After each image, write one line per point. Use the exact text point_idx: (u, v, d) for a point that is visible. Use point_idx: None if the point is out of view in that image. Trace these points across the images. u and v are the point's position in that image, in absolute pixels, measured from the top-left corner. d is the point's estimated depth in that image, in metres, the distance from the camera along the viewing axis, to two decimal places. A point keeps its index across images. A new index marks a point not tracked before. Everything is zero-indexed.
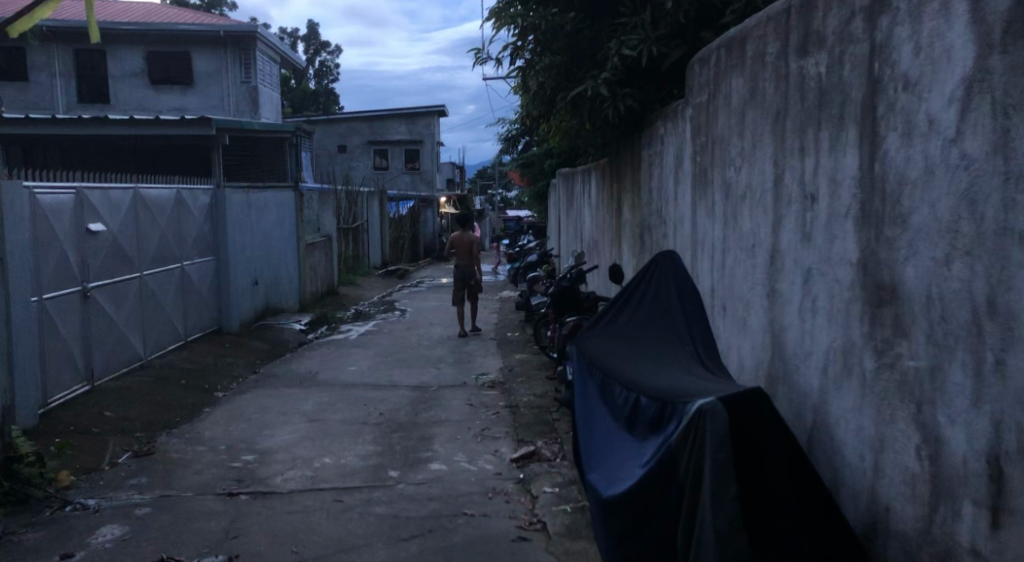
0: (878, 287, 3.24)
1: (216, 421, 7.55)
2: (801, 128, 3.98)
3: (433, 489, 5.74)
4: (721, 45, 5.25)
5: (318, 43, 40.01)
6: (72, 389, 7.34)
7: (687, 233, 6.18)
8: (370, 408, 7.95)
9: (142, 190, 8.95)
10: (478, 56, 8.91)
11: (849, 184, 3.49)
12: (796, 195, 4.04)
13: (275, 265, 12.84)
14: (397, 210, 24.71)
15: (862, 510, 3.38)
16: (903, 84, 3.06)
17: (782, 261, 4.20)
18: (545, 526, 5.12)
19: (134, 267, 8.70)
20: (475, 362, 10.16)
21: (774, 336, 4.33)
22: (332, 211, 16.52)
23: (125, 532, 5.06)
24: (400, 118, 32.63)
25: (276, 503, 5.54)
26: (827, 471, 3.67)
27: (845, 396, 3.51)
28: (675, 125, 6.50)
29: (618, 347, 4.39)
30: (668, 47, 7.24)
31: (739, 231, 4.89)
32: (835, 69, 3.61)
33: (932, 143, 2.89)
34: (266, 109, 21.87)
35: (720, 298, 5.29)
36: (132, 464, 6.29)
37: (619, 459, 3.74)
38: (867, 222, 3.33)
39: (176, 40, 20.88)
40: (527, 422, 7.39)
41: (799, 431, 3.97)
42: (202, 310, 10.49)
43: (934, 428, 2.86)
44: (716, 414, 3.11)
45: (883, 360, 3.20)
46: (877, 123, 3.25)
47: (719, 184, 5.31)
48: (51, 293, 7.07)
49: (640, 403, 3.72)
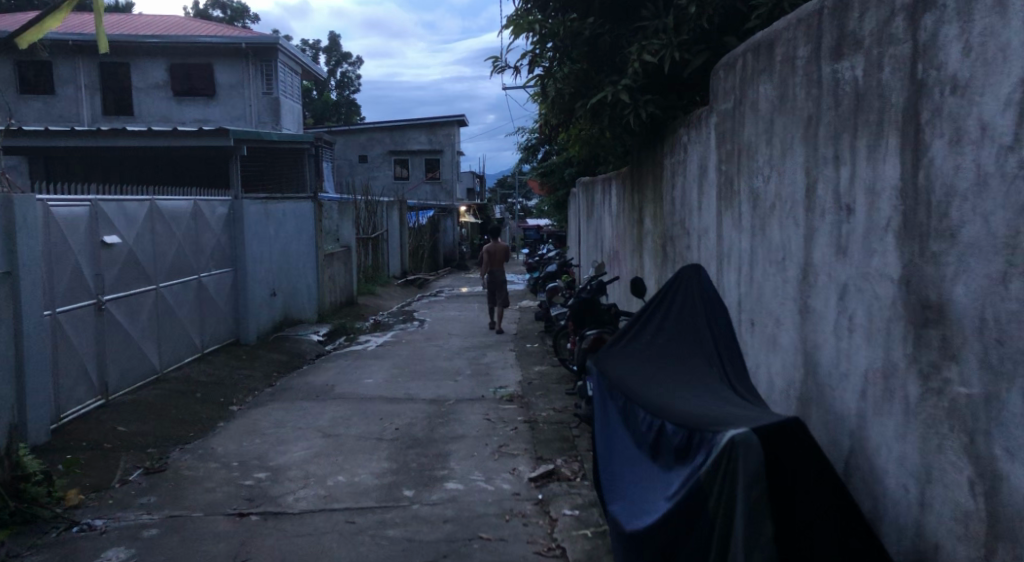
0: (923, 305, 3.01)
1: (230, 435, 7.39)
2: (835, 135, 3.75)
3: (447, 510, 5.54)
4: (748, 49, 5.02)
5: (339, 55, 40.17)
6: (85, 403, 7.20)
7: (712, 245, 5.95)
8: (386, 422, 7.76)
9: (159, 202, 8.84)
10: (496, 65, 8.73)
11: (889, 194, 3.26)
12: (830, 206, 3.81)
13: (294, 275, 12.71)
14: (418, 219, 24.60)
15: (907, 545, 3.13)
16: (952, 86, 2.83)
17: (816, 275, 3.97)
18: (564, 552, 4.89)
19: (150, 279, 8.58)
20: (493, 374, 9.96)
21: (807, 355, 4.09)
22: (351, 220, 16.38)
23: (130, 555, 4.89)
24: (420, 127, 32.58)
25: (287, 524, 5.36)
26: (866, 500, 3.43)
27: (886, 422, 3.27)
28: (698, 134, 6.29)
29: (641, 368, 4.18)
30: (691, 52, 7.03)
31: (768, 243, 4.65)
32: (873, 71, 3.38)
33: (986, 151, 2.66)
34: (288, 119, 21.87)
35: (748, 312, 5.07)
36: (142, 481, 6.13)
37: (643, 488, 3.53)
38: (910, 235, 3.10)
39: (199, 52, 20.89)
40: (546, 438, 7.18)
41: (835, 457, 3.73)
42: (219, 322, 10.36)
43: (989, 462, 2.62)
44: (750, 446, 2.89)
45: (929, 385, 2.97)
46: (921, 129, 3.02)
47: (746, 193, 5.09)
48: (64, 306, 6.95)
49: (664, 429, 3.49)
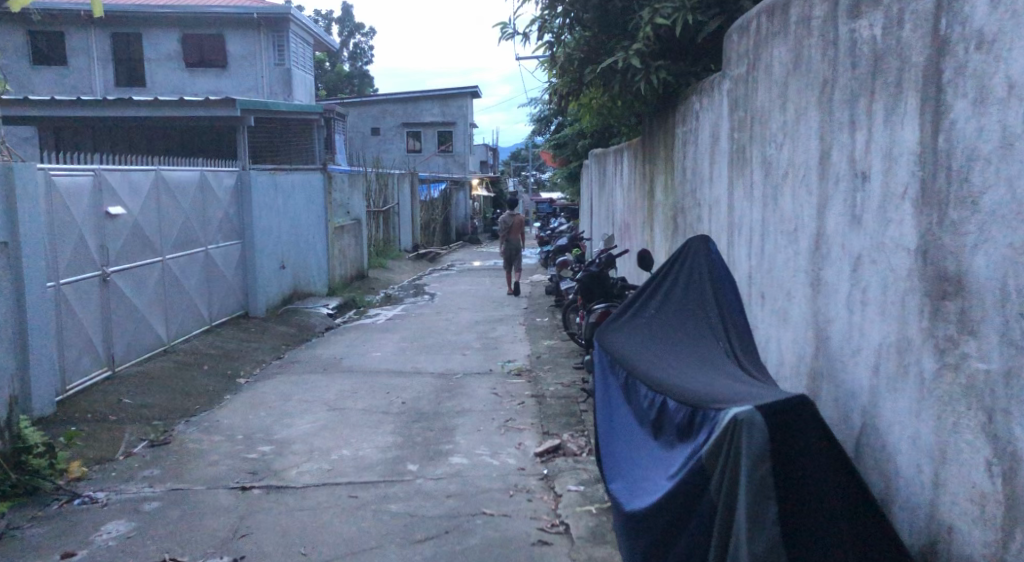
0: (941, 277, 2.86)
1: (236, 408, 7.33)
2: (852, 99, 3.58)
3: (451, 485, 5.45)
4: (762, 11, 4.83)
5: (352, 25, 39.93)
6: (92, 374, 7.15)
7: (723, 217, 5.78)
8: (392, 396, 7.68)
9: (165, 171, 8.73)
10: (504, 31, 8.54)
11: (906, 160, 3.10)
12: (845, 173, 3.65)
13: (304, 249, 12.61)
14: (430, 192, 24.42)
15: (919, 528, 3.01)
16: (977, 42, 2.66)
17: (828, 246, 3.82)
18: (568, 529, 4.80)
19: (156, 250, 8.49)
20: (503, 348, 9.85)
21: (818, 329, 3.95)
22: (362, 192, 16.21)
23: (130, 529, 4.82)
24: (433, 99, 32.36)
25: (289, 498, 5.28)
26: (877, 481, 3.30)
27: (899, 400, 3.14)
28: (710, 101, 6.10)
29: (644, 342, 4.05)
30: (705, 17, 6.92)
31: (780, 214, 4.49)
32: (893, 28, 3.21)
33: (1012, 110, 2.50)
34: (300, 91, 21.69)
35: (759, 285, 4.92)
36: (146, 454, 6.07)
37: (644, 468, 3.43)
38: (929, 202, 2.95)
39: (210, 22, 20.68)
40: (554, 413, 7.07)
41: (845, 435, 3.60)
42: (227, 294, 10.28)
43: (1008, 442, 2.49)
44: (754, 426, 2.78)
45: (946, 359, 2.83)
46: (943, 89, 2.86)
47: (758, 162, 4.92)
48: (68, 277, 6.86)
49: (666, 406, 3.38)
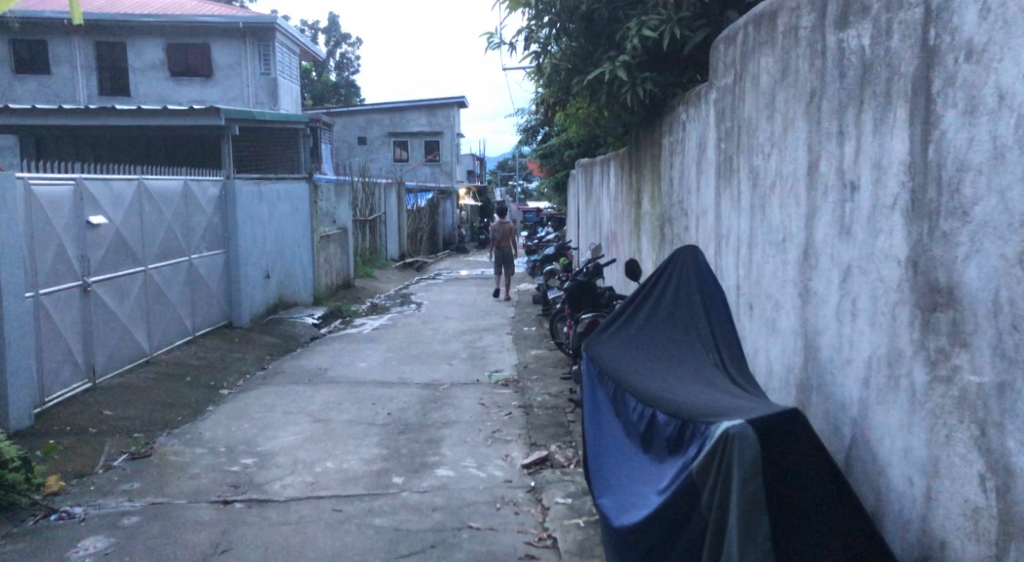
0: (932, 288, 2.83)
1: (218, 420, 7.23)
2: (840, 109, 3.56)
3: (438, 498, 5.38)
4: (748, 22, 4.82)
5: (339, 34, 39.91)
6: (71, 386, 7.04)
7: (710, 227, 5.76)
8: (378, 407, 7.60)
9: (148, 181, 8.62)
10: (491, 41, 8.51)
11: (896, 170, 3.07)
12: (833, 183, 3.62)
13: (289, 258, 12.52)
14: (417, 202, 24.35)
15: (911, 542, 2.97)
16: (967, 52, 2.64)
17: (817, 257, 3.79)
18: (556, 542, 4.73)
19: (138, 260, 8.39)
20: (490, 358, 9.79)
21: (807, 340, 3.91)
22: (348, 202, 16.13)
23: (108, 545, 4.72)
24: (420, 109, 32.33)
25: (272, 512, 5.20)
26: (868, 495, 3.26)
27: (890, 412, 3.10)
28: (697, 111, 6.09)
29: (632, 353, 4.01)
30: (692, 29, 6.92)
31: (769, 224, 4.46)
32: (881, 39, 3.20)
33: (1003, 120, 2.48)
34: (285, 100, 21.57)
35: (746, 295, 4.89)
36: (127, 467, 5.97)
37: (633, 483, 3.38)
38: (919, 213, 2.92)
39: (196, 32, 20.57)
40: (541, 424, 7.01)
41: (836, 447, 3.56)
42: (211, 304, 10.17)
43: (1001, 457, 2.45)
44: (745, 441, 2.74)
45: (937, 372, 2.79)
46: (932, 100, 2.84)
47: (745, 173, 4.90)
48: (48, 288, 6.75)
49: (656, 420, 3.34)
